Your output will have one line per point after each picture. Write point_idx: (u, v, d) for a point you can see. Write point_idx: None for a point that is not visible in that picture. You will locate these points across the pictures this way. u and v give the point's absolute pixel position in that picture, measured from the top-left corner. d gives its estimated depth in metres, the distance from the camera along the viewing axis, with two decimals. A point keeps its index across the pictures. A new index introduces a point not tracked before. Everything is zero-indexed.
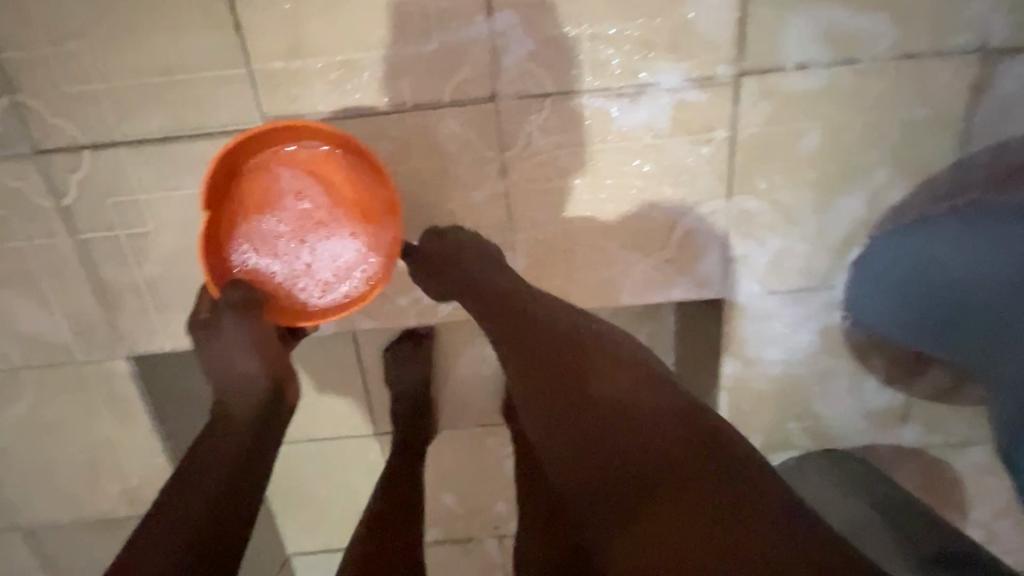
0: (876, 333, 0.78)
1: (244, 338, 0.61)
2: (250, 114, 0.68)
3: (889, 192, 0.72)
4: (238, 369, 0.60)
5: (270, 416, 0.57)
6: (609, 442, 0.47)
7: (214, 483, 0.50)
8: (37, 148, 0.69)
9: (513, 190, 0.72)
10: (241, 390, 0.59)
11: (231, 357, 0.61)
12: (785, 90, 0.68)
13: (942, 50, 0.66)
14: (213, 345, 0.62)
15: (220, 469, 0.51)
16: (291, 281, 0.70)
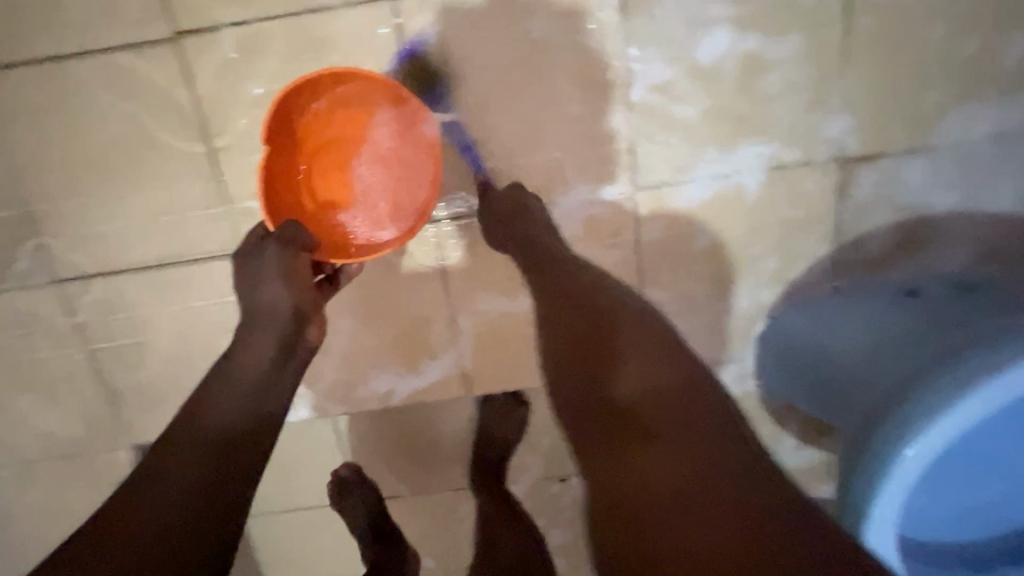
0: (786, 402, 0.86)
1: (276, 267, 0.66)
2: (230, 242, 0.82)
3: (760, 293, 0.84)
4: (267, 296, 0.66)
5: (278, 374, 0.63)
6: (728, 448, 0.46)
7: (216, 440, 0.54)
8: (56, 278, 0.83)
9: (455, 292, 0.84)
10: (262, 335, 0.65)
11: (263, 285, 0.66)
12: (677, 199, 0.80)
13: (806, 161, 0.78)
14: (253, 266, 0.67)
15: (225, 426, 0.56)
16: (354, 218, 0.76)
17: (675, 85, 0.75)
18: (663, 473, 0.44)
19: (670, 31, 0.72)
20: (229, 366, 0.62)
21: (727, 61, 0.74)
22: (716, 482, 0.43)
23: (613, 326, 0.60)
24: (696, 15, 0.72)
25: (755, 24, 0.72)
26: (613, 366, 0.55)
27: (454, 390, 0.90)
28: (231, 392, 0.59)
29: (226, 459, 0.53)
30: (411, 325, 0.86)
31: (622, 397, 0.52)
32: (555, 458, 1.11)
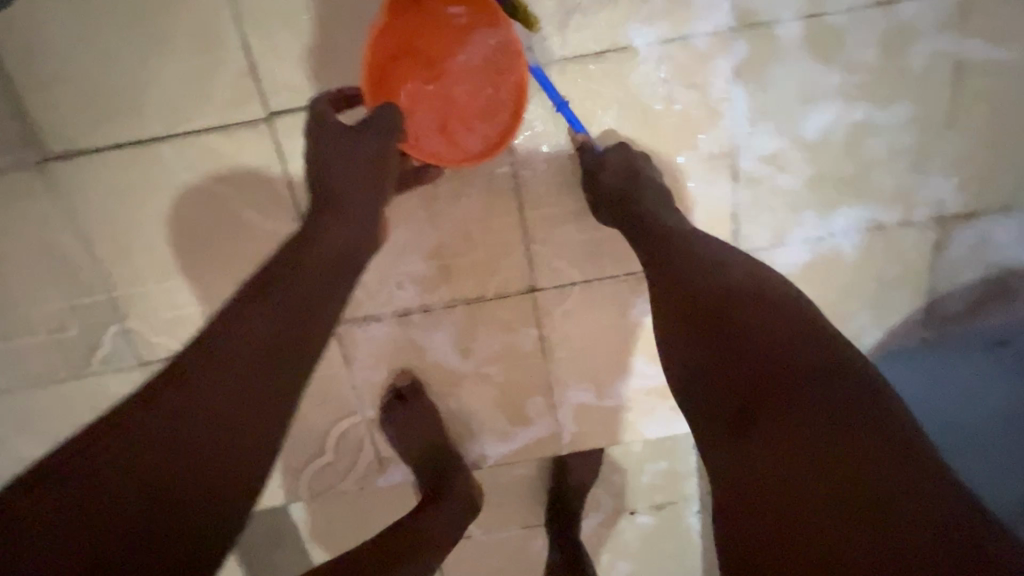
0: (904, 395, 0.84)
1: (371, 163, 0.62)
2: None
3: None
4: (354, 183, 0.62)
5: (330, 294, 0.57)
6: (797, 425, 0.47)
7: (253, 354, 0.51)
8: (142, 361, 0.80)
9: (553, 358, 0.84)
10: (339, 221, 0.61)
11: (355, 169, 0.62)
12: (777, 262, 0.80)
13: (906, 222, 0.79)
14: (347, 152, 0.62)
15: (268, 335, 0.52)
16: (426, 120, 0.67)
17: (782, 154, 0.75)
18: (792, 467, 0.46)
19: (778, 102, 0.72)
20: (279, 269, 0.56)
21: (834, 129, 0.74)
22: (821, 452, 0.45)
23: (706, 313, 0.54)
24: (803, 87, 0.72)
25: (862, 95, 0.72)
26: (699, 349, 0.54)
27: (549, 450, 0.90)
28: (264, 315, 0.52)
29: (264, 398, 0.50)
30: (505, 390, 0.85)
31: (744, 371, 0.50)
32: (628, 494, 1.13)
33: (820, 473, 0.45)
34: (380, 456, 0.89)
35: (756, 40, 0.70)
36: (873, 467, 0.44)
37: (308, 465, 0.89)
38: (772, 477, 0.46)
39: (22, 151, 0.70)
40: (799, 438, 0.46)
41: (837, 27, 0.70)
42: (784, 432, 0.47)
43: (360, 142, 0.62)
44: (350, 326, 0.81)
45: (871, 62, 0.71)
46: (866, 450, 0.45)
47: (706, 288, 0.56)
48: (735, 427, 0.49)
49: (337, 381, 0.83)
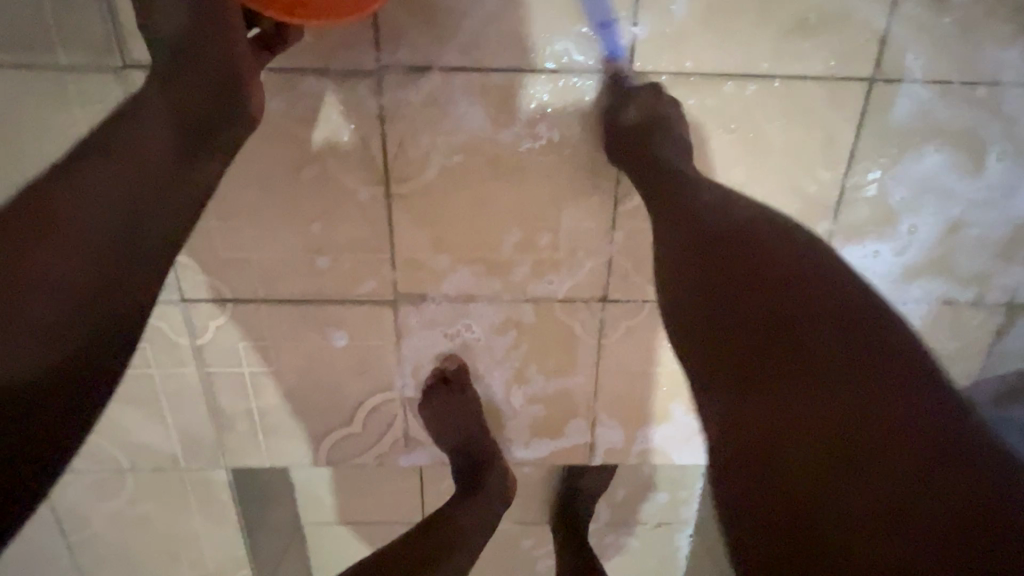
0: None
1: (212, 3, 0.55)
2: (384, 289, 0.77)
3: None
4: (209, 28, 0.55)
5: (206, 132, 0.54)
6: (783, 362, 0.42)
7: (115, 184, 0.47)
8: (183, 297, 0.76)
9: (604, 367, 0.84)
10: (191, 73, 0.54)
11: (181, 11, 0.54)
12: None
13: (979, 301, 0.80)
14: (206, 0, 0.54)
15: (110, 168, 0.48)
16: None
17: (878, 232, 0.76)
18: (798, 402, 0.41)
19: (892, 182, 0.74)
20: (167, 87, 0.53)
21: (931, 223, 0.76)
22: (827, 401, 0.40)
23: (682, 214, 0.55)
24: (918, 178, 0.73)
25: (970, 188, 0.74)
26: (707, 228, 0.52)
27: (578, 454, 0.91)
28: (141, 149, 0.49)
29: (191, 73, 0.54)
30: (548, 390, 0.85)
31: (763, 271, 0.46)
32: (628, 509, 1.14)
33: (809, 385, 0.41)
34: (407, 436, 0.87)
35: (901, 113, 0.70)
36: (817, 402, 0.40)
37: (331, 433, 0.86)
38: (776, 422, 0.41)
39: (99, 50, 0.63)
40: (804, 367, 0.42)
41: (972, 114, 0.71)
42: (783, 376, 0.42)
43: (199, 63, 0.54)
44: (410, 301, 0.78)
45: (979, 170, 0.73)
46: (840, 381, 0.40)
47: (653, 181, 0.62)
48: (732, 360, 0.45)
49: (384, 352, 0.81)
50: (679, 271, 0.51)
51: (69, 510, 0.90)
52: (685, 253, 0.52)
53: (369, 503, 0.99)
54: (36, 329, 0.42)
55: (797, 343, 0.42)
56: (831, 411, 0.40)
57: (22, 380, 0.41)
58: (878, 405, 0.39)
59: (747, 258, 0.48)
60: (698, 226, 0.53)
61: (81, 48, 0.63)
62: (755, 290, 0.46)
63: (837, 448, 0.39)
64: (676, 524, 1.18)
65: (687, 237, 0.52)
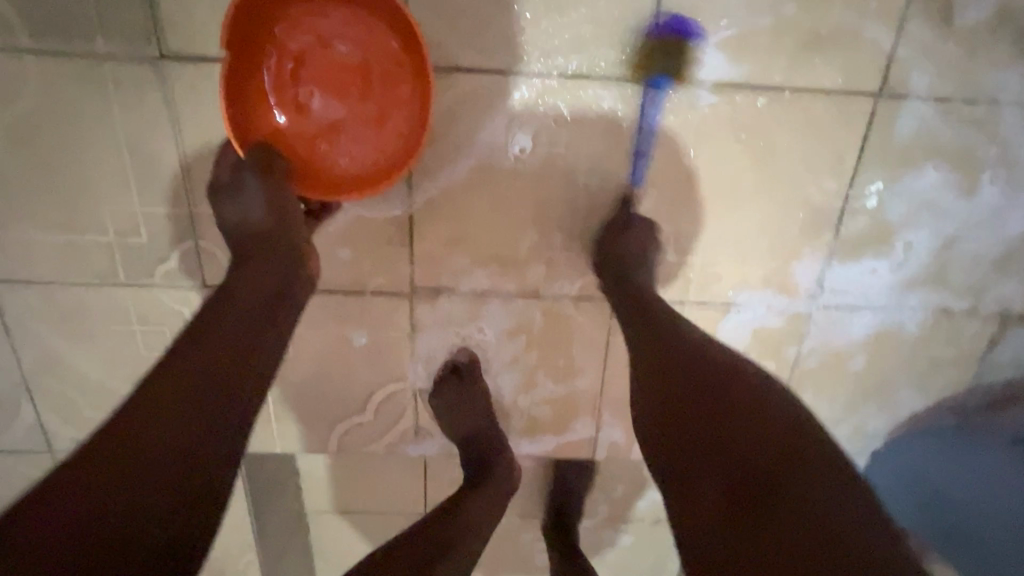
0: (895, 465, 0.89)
1: (262, 196, 0.66)
2: (402, 282, 0.80)
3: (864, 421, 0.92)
4: (250, 216, 0.66)
5: (297, 254, 0.65)
6: (697, 473, 0.49)
7: (238, 331, 0.55)
8: (206, 283, 0.78)
9: (611, 364, 0.87)
10: (251, 199, 0.66)
11: (246, 208, 0.66)
12: (841, 330, 0.85)
13: (973, 311, 0.83)
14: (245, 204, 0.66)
15: (232, 325, 0.55)
16: (338, 147, 0.71)
17: (877, 246, 0.80)
18: (716, 499, 0.47)
19: (893, 197, 0.77)
20: (249, 261, 0.63)
21: (927, 238, 0.79)
22: (764, 530, 0.44)
23: (660, 336, 0.62)
24: (916, 197, 0.77)
25: (965, 206, 0.78)
26: (668, 345, 0.60)
27: (582, 449, 0.93)
28: (245, 296, 0.59)
29: (270, 189, 0.66)
30: (555, 385, 0.88)
31: (697, 396, 0.53)
32: (626, 506, 1.17)
33: (726, 482, 0.48)
34: (417, 426, 0.89)
35: (905, 130, 0.73)
36: (724, 501, 0.47)
37: (344, 421, 0.88)
38: (694, 512, 0.48)
39: (137, 40, 0.65)
40: (729, 465, 0.48)
41: (971, 135, 0.74)
42: (701, 471, 0.49)
43: (255, 188, 0.66)
44: (427, 294, 0.81)
45: (972, 192, 0.77)
46: (764, 485, 0.46)
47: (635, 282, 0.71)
48: (676, 488, 0.50)
49: (399, 343, 0.83)
50: (648, 396, 0.57)
51: None
52: (656, 369, 0.58)
53: (375, 492, 1.01)
54: (180, 437, 0.46)
55: (720, 445, 0.49)
56: (733, 509, 0.46)
57: (156, 457, 0.45)
58: (800, 496, 0.45)
59: (684, 369, 0.56)
60: (641, 359, 0.61)
61: (117, 37, 0.65)
62: (671, 403, 0.54)
63: (758, 548, 0.44)
64: None
65: (620, 308, 0.70)
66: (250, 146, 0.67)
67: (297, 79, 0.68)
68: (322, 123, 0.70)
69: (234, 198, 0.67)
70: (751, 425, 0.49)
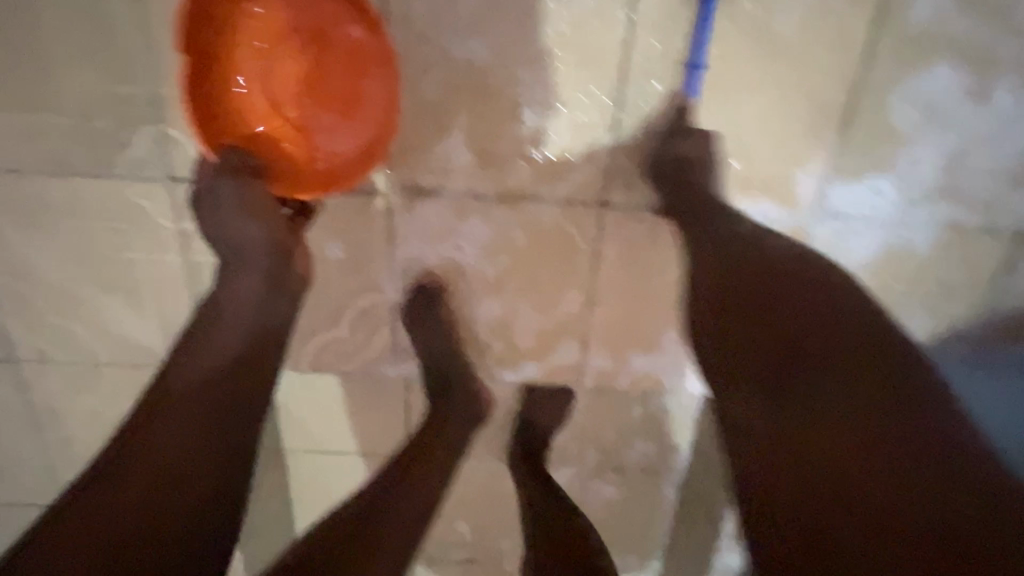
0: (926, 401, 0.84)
1: (237, 201, 0.65)
2: (379, 179, 0.76)
3: None
4: (235, 233, 0.66)
5: (284, 256, 0.67)
6: (817, 442, 0.56)
7: (227, 353, 0.63)
8: (171, 175, 0.74)
9: (599, 280, 0.82)
10: (224, 205, 0.65)
11: (227, 222, 0.65)
12: (845, 249, 0.80)
13: (987, 229, 0.78)
14: (214, 207, 0.66)
15: (225, 351, 0.63)
16: (325, 141, 0.72)
17: (883, 158, 0.75)
18: (843, 437, 0.56)
19: (902, 100, 0.72)
20: (227, 292, 0.65)
21: (938, 147, 0.74)
22: (857, 461, 0.54)
23: (734, 282, 0.69)
24: (927, 102, 0.72)
25: (982, 112, 0.72)
26: (783, 317, 0.64)
27: (566, 375, 0.91)
28: (226, 326, 0.64)
29: (220, 214, 0.65)
30: (539, 302, 0.84)
31: (787, 342, 0.63)
32: (617, 452, 1.12)
33: (866, 448, 0.54)
34: (394, 343, 0.86)
35: (919, 22, 0.68)
36: (827, 452, 0.55)
37: (318, 335, 0.85)
38: (829, 475, 0.54)
39: None
40: (863, 435, 0.55)
41: (994, 27, 0.68)
42: (825, 419, 0.57)
43: (217, 190, 0.65)
44: (405, 193, 0.76)
45: (989, 98, 0.72)
46: (850, 445, 0.55)
47: (742, 269, 0.69)
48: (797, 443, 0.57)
49: (376, 249, 0.79)
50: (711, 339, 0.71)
51: (45, 405, 0.88)
52: (761, 359, 0.64)
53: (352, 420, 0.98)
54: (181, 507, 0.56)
55: (821, 394, 0.59)
56: (817, 445, 0.56)
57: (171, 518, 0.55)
58: (858, 437, 0.55)
59: (783, 326, 0.63)
60: (732, 303, 0.68)
61: None
62: (788, 354, 0.62)
63: (823, 463, 0.55)
64: (666, 474, 1.15)
65: (711, 272, 0.72)
66: (225, 153, 0.67)
67: (264, 71, 0.69)
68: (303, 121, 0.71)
69: (209, 221, 0.65)
70: (837, 418, 0.57)
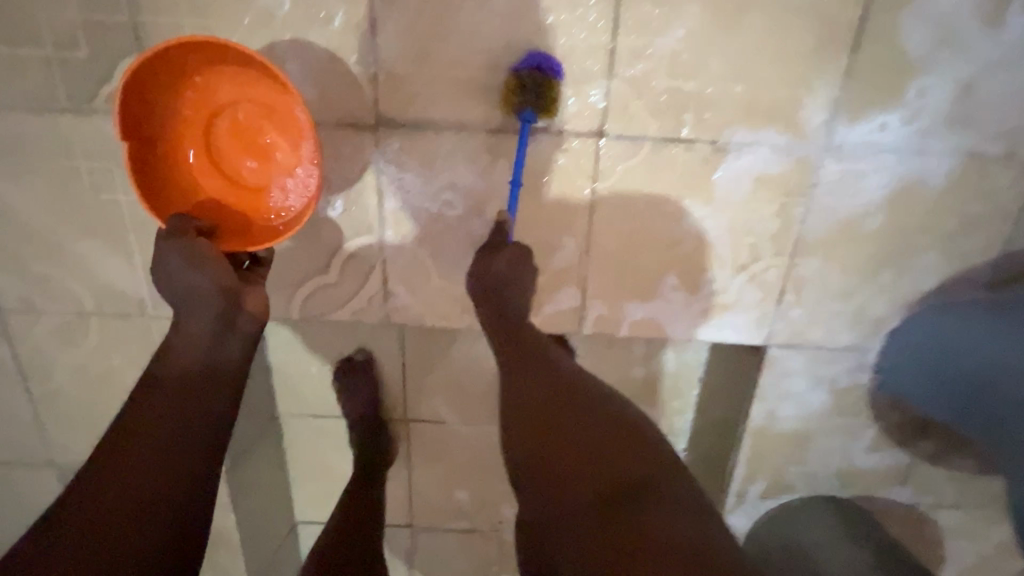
0: (918, 357, 0.83)
1: (181, 257, 0.65)
2: (365, 112, 0.72)
3: (882, 298, 0.82)
4: (186, 285, 0.65)
5: (229, 313, 0.65)
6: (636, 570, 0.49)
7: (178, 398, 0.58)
8: None
9: (597, 220, 0.78)
10: (176, 269, 0.65)
11: (177, 276, 0.65)
12: (857, 182, 0.75)
13: (1006, 158, 0.74)
14: (169, 272, 0.65)
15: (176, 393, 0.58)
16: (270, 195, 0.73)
17: (892, 86, 0.71)
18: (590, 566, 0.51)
19: (917, 16, 0.67)
20: (181, 335, 0.63)
21: (954, 69, 0.70)
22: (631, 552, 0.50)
23: (545, 393, 0.62)
24: (940, 19, 0.67)
25: (1002, 28, 0.68)
26: (568, 424, 0.59)
27: (565, 325, 0.86)
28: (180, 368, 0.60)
29: (179, 266, 0.65)
30: (536, 246, 0.80)
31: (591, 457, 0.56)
32: None
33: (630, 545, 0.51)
34: (386, 290, 0.83)
35: None
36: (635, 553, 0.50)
37: (307, 282, 0.83)
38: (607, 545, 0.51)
39: None
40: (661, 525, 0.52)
41: None
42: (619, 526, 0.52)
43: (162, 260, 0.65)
44: (392, 127, 0.73)
45: (1011, 11, 0.67)
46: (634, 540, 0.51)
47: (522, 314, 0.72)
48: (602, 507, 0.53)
49: (363, 187, 0.76)
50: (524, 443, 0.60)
51: (33, 359, 0.87)
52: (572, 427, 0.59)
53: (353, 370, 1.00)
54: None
55: (584, 454, 0.56)
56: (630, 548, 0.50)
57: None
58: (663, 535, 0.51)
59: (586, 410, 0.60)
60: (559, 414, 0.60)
61: None
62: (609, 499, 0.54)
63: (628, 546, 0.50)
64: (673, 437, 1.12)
65: (546, 382, 0.63)
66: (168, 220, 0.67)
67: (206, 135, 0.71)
68: (248, 179, 0.72)
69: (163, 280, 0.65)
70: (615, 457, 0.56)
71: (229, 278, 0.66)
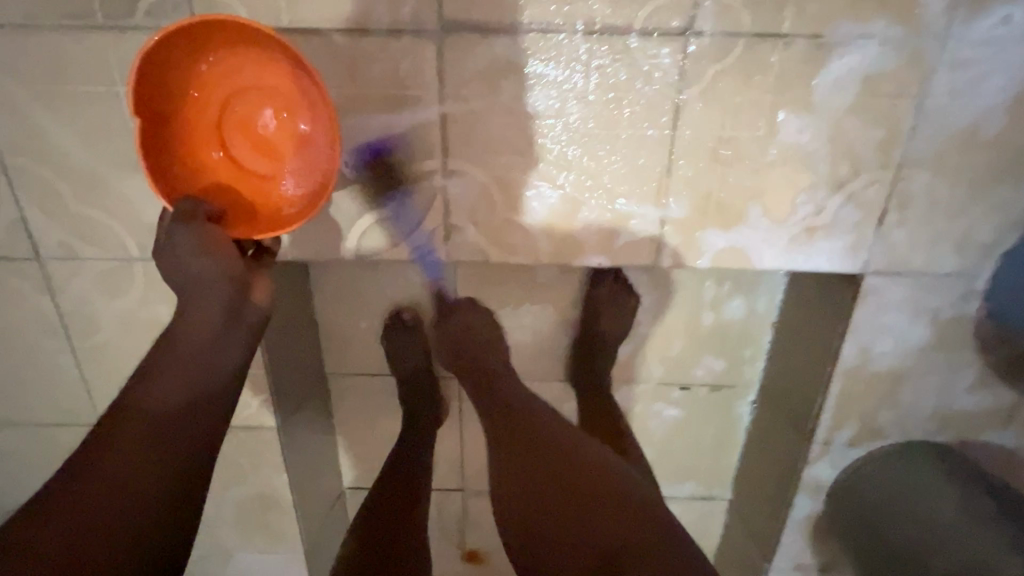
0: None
1: (192, 243, 0.61)
2: (429, 17, 0.66)
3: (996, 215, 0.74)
4: (188, 272, 0.61)
5: (232, 318, 0.61)
6: None
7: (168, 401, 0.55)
8: None
9: (682, 136, 0.71)
10: (182, 252, 0.61)
11: (181, 261, 0.61)
12: (979, 80, 0.67)
13: None
14: (172, 255, 0.62)
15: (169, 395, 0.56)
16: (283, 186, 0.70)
17: None
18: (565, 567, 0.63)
19: None
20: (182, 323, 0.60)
21: None
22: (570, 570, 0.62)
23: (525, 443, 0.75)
24: None
25: None
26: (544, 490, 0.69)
27: (641, 257, 0.79)
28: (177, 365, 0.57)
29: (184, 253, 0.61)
30: (612, 168, 0.73)
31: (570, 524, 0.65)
32: (686, 361, 1.04)
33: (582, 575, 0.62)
34: (448, 223, 0.77)
35: None
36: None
37: (365, 216, 0.77)
38: None
39: None
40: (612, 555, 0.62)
41: None
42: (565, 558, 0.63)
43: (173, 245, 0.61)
44: (459, 34, 0.66)
45: None
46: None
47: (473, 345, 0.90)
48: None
49: (426, 104, 0.70)
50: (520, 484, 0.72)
51: (76, 311, 0.82)
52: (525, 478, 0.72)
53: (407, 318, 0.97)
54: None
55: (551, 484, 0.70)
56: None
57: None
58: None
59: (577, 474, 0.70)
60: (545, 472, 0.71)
61: None
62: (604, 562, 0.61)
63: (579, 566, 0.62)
64: (742, 387, 1.06)
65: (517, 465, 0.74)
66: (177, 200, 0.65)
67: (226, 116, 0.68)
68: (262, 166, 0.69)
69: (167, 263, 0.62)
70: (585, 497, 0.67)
71: (237, 268, 0.62)
